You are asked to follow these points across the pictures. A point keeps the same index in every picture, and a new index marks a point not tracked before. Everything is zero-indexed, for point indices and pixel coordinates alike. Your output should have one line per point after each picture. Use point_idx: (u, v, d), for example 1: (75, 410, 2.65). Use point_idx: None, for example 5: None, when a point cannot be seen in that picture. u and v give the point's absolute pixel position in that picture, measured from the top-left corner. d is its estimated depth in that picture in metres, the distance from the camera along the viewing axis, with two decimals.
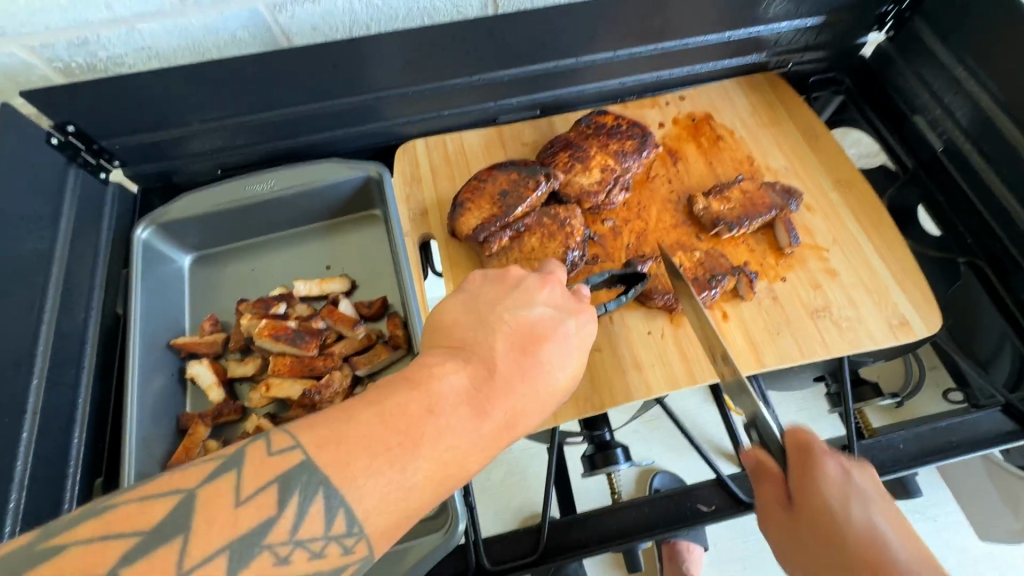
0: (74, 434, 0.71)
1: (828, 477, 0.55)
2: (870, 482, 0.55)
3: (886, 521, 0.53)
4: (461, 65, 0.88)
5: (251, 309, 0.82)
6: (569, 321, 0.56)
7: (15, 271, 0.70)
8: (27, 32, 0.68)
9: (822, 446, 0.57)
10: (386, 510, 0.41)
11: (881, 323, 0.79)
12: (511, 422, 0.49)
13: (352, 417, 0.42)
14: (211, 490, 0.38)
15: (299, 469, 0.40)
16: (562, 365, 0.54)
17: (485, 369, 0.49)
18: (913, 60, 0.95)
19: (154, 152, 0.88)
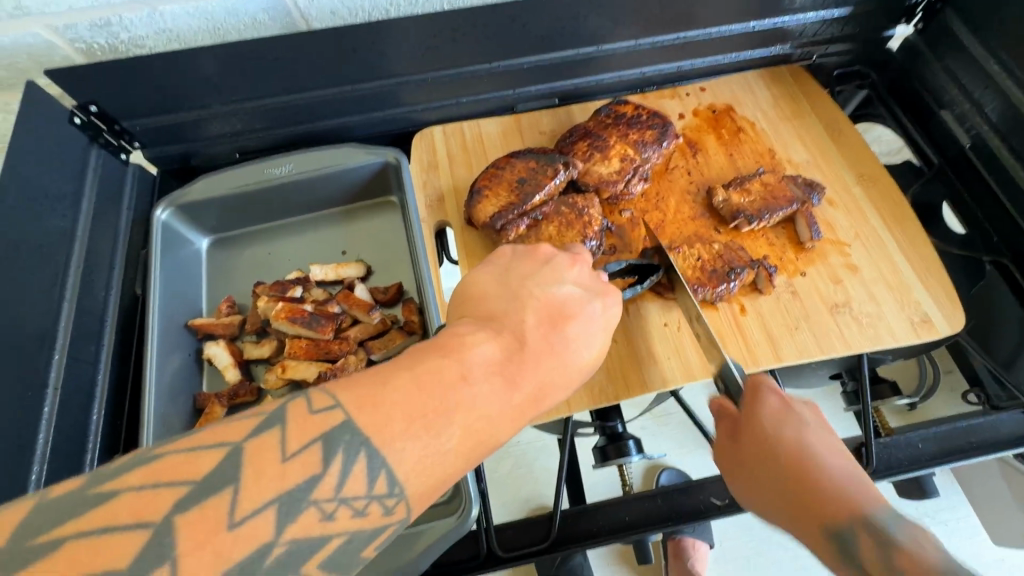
0: (93, 410, 0.72)
1: (769, 408, 0.60)
2: (809, 413, 0.60)
3: (819, 442, 0.58)
4: (481, 51, 0.87)
5: (268, 292, 0.82)
6: (593, 303, 0.56)
7: (38, 247, 0.71)
8: (51, 11, 0.69)
9: (768, 385, 0.61)
10: (425, 471, 0.42)
11: (903, 320, 0.77)
12: (539, 395, 0.49)
13: (389, 382, 0.42)
14: (255, 445, 0.39)
15: (342, 429, 0.40)
16: (587, 346, 0.53)
17: (516, 341, 0.49)
18: (943, 53, 0.93)
19: (175, 134, 0.88)
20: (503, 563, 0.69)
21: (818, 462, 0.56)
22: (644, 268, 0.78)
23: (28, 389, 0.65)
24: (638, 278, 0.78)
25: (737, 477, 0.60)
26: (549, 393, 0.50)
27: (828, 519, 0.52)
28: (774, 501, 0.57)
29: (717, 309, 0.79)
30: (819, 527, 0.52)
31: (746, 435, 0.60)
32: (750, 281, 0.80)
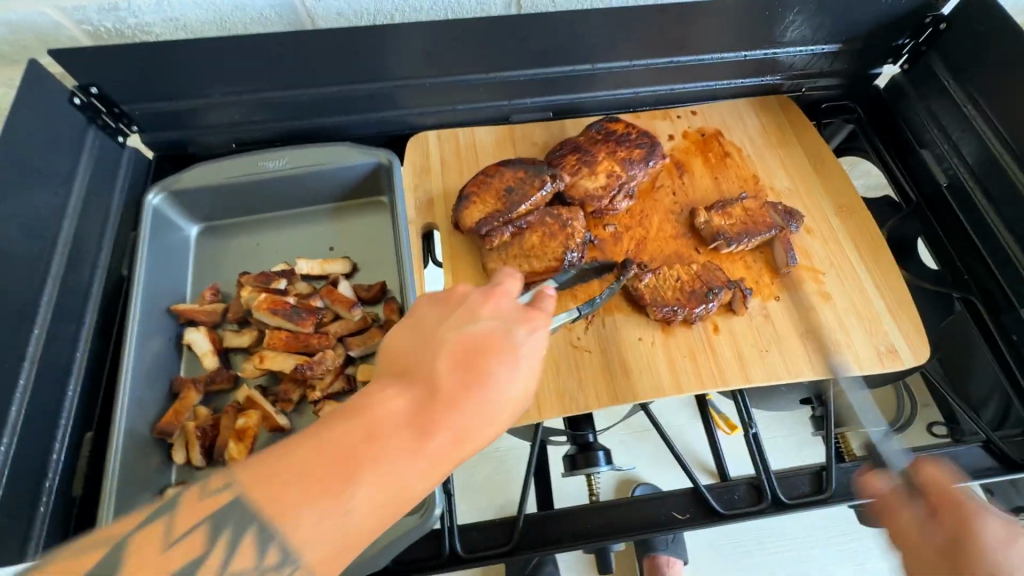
0: (69, 386, 0.72)
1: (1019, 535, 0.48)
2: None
3: None
4: (480, 61, 0.90)
5: (253, 282, 0.83)
6: (513, 335, 0.52)
7: (30, 223, 0.72)
8: None
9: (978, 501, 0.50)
10: (335, 535, 0.43)
11: (870, 350, 0.79)
12: (457, 444, 0.48)
13: (286, 453, 0.44)
14: (140, 538, 0.41)
15: (228, 510, 0.42)
16: (509, 379, 0.51)
17: (428, 390, 0.49)
18: (926, 95, 0.96)
19: (174, 121, 0.89)
20: (464, 563, 0.70)
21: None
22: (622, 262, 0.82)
23: (6, 362, 0.66)
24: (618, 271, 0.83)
25: None
26: (473, 431, 0.48)
27: None
28: None
29: (693, 328, 0.81)
30: None
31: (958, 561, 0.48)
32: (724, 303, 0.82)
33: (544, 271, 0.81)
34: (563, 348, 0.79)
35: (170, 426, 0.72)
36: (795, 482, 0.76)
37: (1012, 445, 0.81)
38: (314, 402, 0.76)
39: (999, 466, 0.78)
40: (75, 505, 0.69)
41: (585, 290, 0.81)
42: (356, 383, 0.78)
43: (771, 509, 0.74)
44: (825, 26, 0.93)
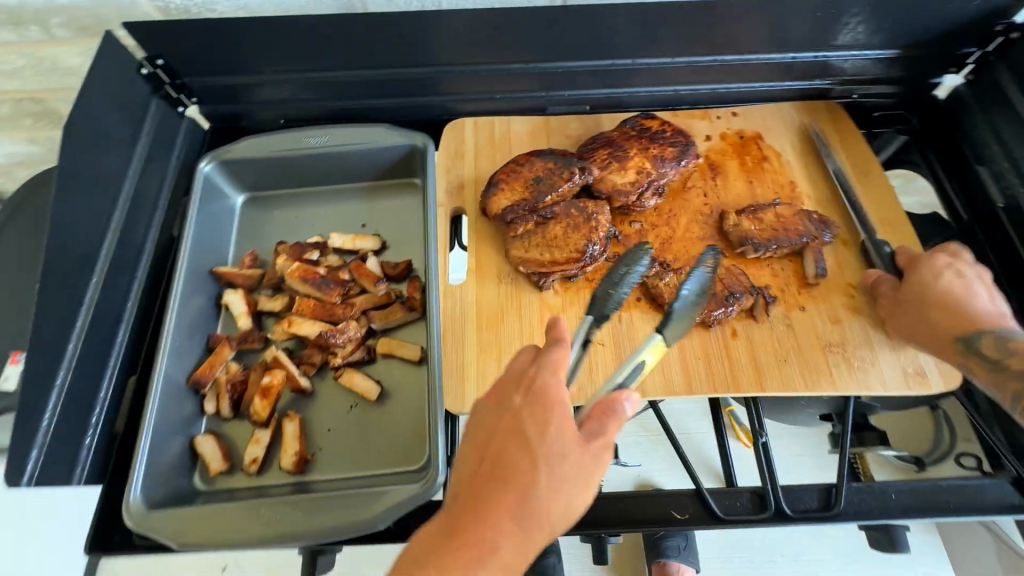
0: (119, 332, 0.79)
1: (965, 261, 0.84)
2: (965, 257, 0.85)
3: (953, 283, 0.75)
4: (520, 51, 0.91)
5: (288, 251, 0.88)
6: (539, 405, 0.55)
7: (98, 180, 0.78)
8: None
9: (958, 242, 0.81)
10: None
11: (896, 370, 0.76)
12: (514, 530, 0.50)
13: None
14: None
15: None
16: (557, 450, 0.53)
17: (460, 496, 0.52)
18: (989, 109, 0.91)
19: (230, 95, 0.96)
20: None
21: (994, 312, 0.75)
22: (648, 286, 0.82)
23: (67, 305, 0.73)
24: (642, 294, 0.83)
25: (903, 323, 0.76)
26: (533, 504, 0.51)
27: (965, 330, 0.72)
28: (928, 328, 0.74)
29: (710, 331, 0.80)
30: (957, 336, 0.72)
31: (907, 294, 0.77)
32: (744, 313, 0.81)
33: (566, 262, 0.80)
34: None
35: (204, 377, 0.78)
36: (801, 496, 0.75)
37: None
38: (336, 369, 0.80)
39: None
40: (116, 440, 0.76)
41: None
42: (376, 355, 0.82)
43: (774, 519, 0.73)
44: (880, 31, 0.90)
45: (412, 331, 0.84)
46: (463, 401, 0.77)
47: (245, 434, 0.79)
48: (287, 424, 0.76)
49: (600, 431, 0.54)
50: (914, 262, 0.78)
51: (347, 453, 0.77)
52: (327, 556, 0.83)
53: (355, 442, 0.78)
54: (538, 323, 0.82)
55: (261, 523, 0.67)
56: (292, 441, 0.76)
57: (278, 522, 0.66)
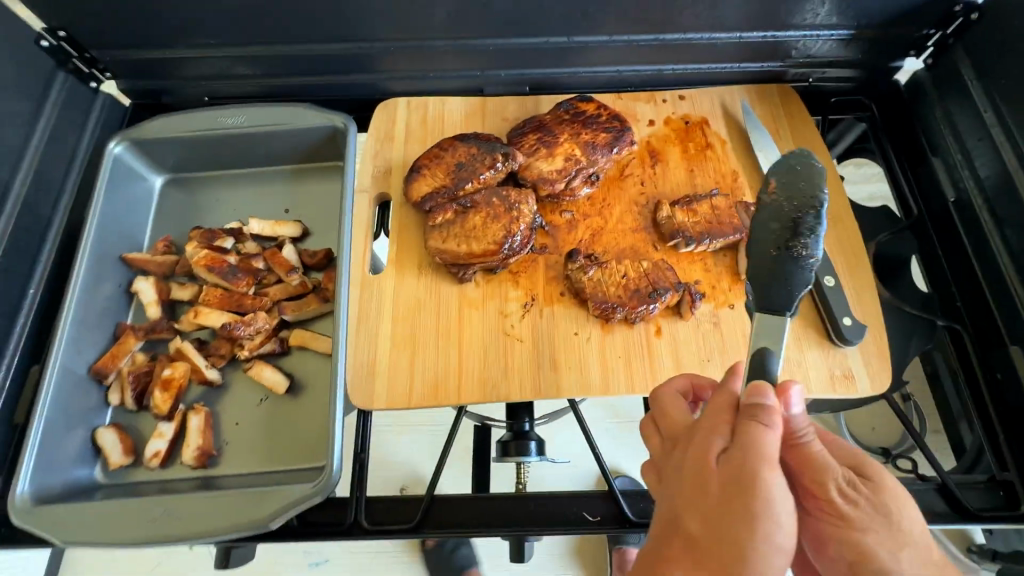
0: (20, 320, 0.76)
1: (884, 497, 0.54)
2: (896, 505, 0.53)
3: (861, 497, 0.54)
4: (448, 27, 0.86)
5: (200, 238, 0.83)
6: (693, 438, 0.53)
7: None
8: None
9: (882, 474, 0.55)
10: None
11: (822, 373, 0.73)
12: (701, 543, 0.49)
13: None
14: None
15: None
16: (711, 488, 0.49)
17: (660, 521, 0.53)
18: (945, 95, 0.86)
19: (147, 71, 0.91)
20: (366, 535, 0.71)
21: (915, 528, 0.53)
22: (571, 282, 0.79)
23: None
24: (565, 289, 0.79)
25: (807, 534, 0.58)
26: (714, 513, 0.48)
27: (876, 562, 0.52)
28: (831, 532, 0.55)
29: (633, 328, 0.77)
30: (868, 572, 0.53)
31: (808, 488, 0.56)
32: (671, 310, 0.77)
33: (482, 254, 0.77)
34: (496, 334, 0.77)
35: (106, 368, 0.75)
36: None
37: (970, 494, 0.72)
38: (245, 361, 0.77)
39: (952, 512, 0.71)
40: (18, 430, 0.74)
41: (528, 277, 0.80)
42: (288, 347, 0.79)
43: None
44: (832, 11, 0.83)
45: (328, 323, 0.81)
46: (373, 397, 0.74)
47: (150, 426, 0.76)
48: (190, 418, 0.74)
49: (750, 449, 0.48)
50: (801, 453, 0.55)
51: (253, 448, 0.75)
52: (243, 546, 0.82)
53: (263, 435, 0.76)
54: (455, 317, 0.78)
55: (148, 522, 0.65)
56: (195, 435, 0.73)
57: (174, 522, 0.64)
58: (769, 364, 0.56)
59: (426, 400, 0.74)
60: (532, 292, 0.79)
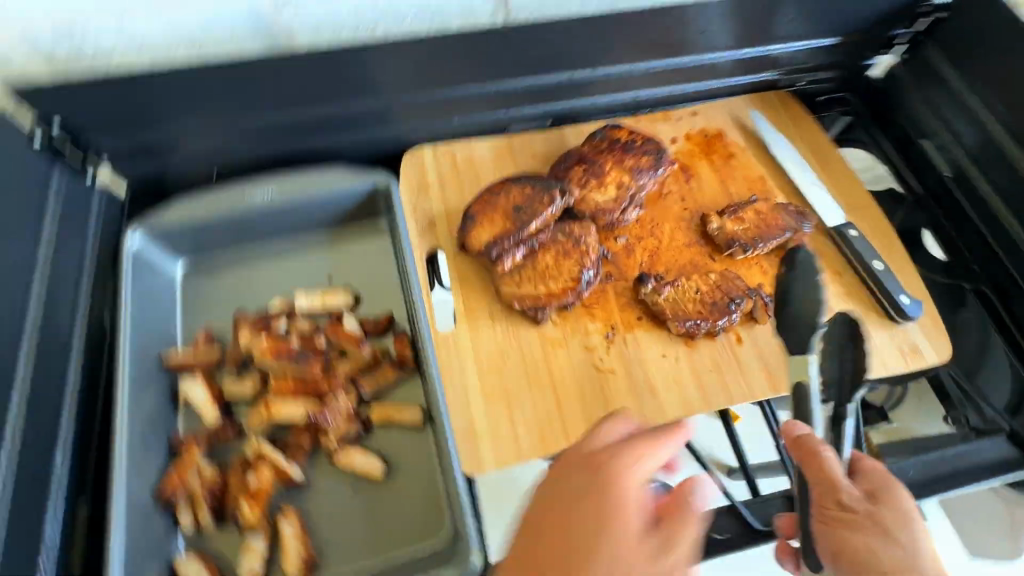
0: (56, 457, 0.65)
1: (887, 516, 0.60)
2: (894, 521, 0.59)
3: (879, 518, 0.59)
4: (475, 73, 0.88)
5: (251, 324, 0.76)
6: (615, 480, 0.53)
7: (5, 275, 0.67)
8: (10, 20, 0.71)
9: (897, 491, 0.62)
10: None
11: (893, 350, 0.79)
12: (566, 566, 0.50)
13: None
14: None
15: None
16: (608, 546, 0.51)
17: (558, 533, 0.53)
18: (922, 83, 0.96)
19: (147, 153, 0.84)
20: None
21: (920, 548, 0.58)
22: (648, 305, 0.79)
23: None
24: (642, 312, 0.80)
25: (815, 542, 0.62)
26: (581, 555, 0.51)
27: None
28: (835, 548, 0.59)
29: (716, 339, 0.79)
30: None
31: (823, 499, 0.61)
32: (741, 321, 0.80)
33: (562, 292, 0.76)
34: (587, 371, 0.76)
35: (175, 489, 0.67)
36: None
37: None
38: (330, 449, 0.71)
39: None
40: None
41: (603, 306, 0.80)
42: (371, 425, 0.74)
43: None
44: (812, 22, 0.94)
45: (408, 391, 0.76)
46: (481, 460, 0.71)
47: (234, 544, 0.68)
48: (282, 525, 0.67)
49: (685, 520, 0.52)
50: (813, 461, 0.60)
51: (357, 543, 0.69)
52: None
53: (366, 528, 0.70)
54: (542, 361, 0.76)
55: None
56: (293, 543, 0.66)
57: None
58: (806, 398, 0.66)
59: (534, 453, 0.72)
60: (610, 321, 0.79)
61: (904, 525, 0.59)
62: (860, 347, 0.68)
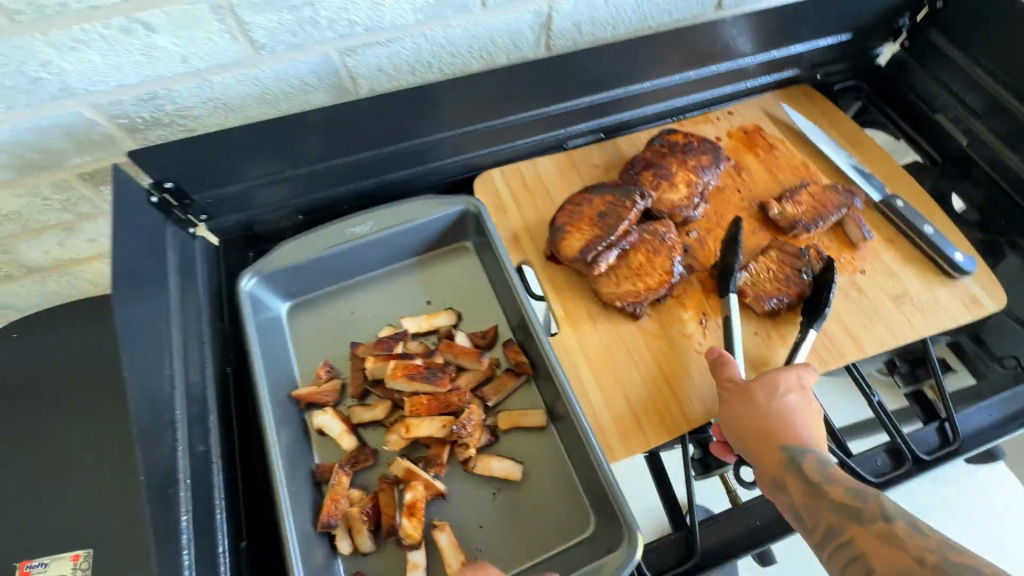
0: (217, 500, 0.68)
1: (756, 385, 0.73)
2: (762, 389, 0.72)
3: (758, 388, 0.72)
4: (532, 100, 0.96)
5: (372, 352, 0.80)
6: None
7: (153, 323, 0.69)
8: (97, 90, 0.78)
9: (784, 372, 0.74)
10: None
11: (957, 303, 0.86)
12: None
13: None
14: None
15: None
16: None
17: None
18: (929, 65, 1.07)
19: (238, 204, 0.89)
20: None
21: (800, 411, 0.72)
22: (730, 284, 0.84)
23: (167, 486, 0.61)
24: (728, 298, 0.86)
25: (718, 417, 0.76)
26: None
27: (764, 434, 0.70)
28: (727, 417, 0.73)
29: (789, 314, 0.86)
30: (752, 439, 0.71)
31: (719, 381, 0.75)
32: (817, 269, 0.86)
33: (658, 285, 0.83)
34: (690, 356, 0.82)
35: (334, 515, 0.70)
36: (923, 438, 0.83)
37: None
38: (468, 460, 0.75)
39: None
40: None
41: (692, 297, 0.86)
42: (498, 432, 0.78)
43: (916, 468, 0.80)
44: (826, 23, 1.03)
45: (525, 397, 0.81)
46: (612, 448, 0.76)
47: (395, 562, 0.71)
48: (438, 536, 0.70)
49: None
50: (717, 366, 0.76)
51: (511, 545, 0.72)
52: None
53: (516, 530, 0.73)
54: (646, 351, 0.82)
55: None
56: (451, 552, 0.69)
57: None
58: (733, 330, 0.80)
59: (659, 438, 0.76)
60: (702, 309, 0.85)
61: (766, 389, 0.72)
62: (824, 293, 0.82)
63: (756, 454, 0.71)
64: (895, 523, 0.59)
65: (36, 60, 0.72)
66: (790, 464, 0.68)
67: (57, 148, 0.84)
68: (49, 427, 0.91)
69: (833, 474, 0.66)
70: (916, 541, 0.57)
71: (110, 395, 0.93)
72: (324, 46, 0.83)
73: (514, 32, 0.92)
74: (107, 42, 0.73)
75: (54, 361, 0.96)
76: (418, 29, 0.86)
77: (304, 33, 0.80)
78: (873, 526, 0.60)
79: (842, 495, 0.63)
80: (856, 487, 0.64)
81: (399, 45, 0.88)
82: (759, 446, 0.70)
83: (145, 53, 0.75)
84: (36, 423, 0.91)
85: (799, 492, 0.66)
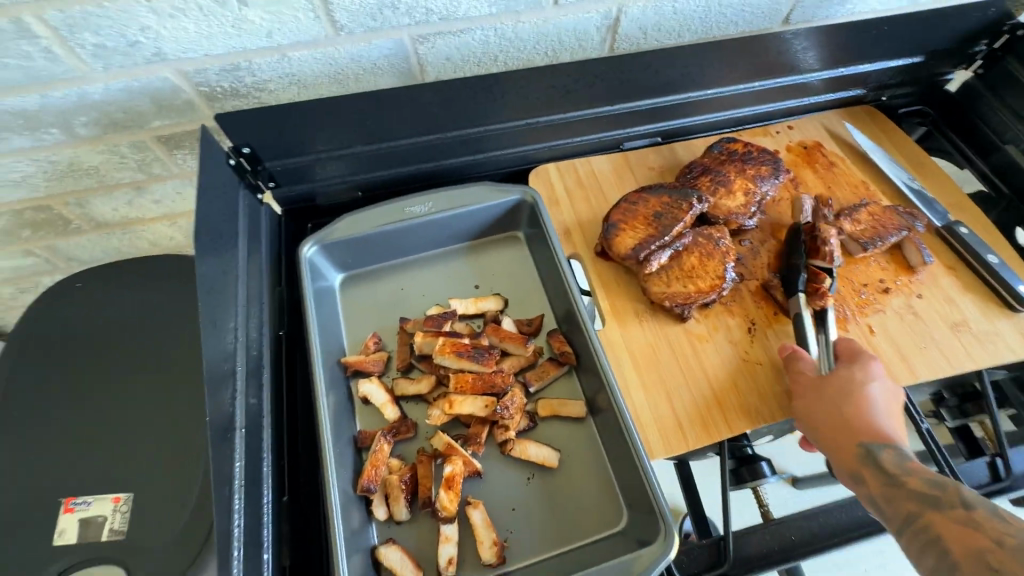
0: (265, 453, 0.71)
1: (834, 379, 0.73)
2: (840, 383, 0.73)
3: (836, 383, 0.73)
4: (595, 100, 0.98)
5: (421, 327, 0.82)
6: None
7: (223, 278, 0.73)
8: (186, 57, 0.81)
9: (863, 366, 0.74)
10: None
11: (1018, 336, 0.84)
12: None
13: None
14: None
15: None
16: None
17: None
18: (1003, 94, 1.05)
19: (303, 175, 0.93)
20: None
21: (879, 404, 0.71)
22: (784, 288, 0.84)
23: (224, 434, 0.64)
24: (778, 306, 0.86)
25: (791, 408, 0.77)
26: None
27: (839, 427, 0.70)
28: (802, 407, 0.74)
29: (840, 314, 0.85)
30: (827, 430, 0.71)
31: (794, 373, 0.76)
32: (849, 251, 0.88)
33: (709, 289, 0.82)
34: (736, 362, 0.81)
35: (373, 481, 0.72)
36: (972, 471, 0.81)
37: None
38: (506, 442, 0.76)
39: None
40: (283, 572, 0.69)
41: (740, 304, 0.86)
42: (537, 419, 0.79)
43: None
44: (900, 44, 1.02)
45: (566, 386, 0.82)
46: (653, 446, 0.75)
47: (428, 533, 0.72)
48: (473, 514, 0.71)
49: None
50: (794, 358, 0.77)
51: (541, 530, 0.72)
52: None
53: (548, 515, 0.73)
54: (694, 353, 0.82)
55: None
56: (484, 529, 0.70)
57: None
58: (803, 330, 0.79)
59: (699, 440, 0.76)
60: (750, 317, 0.85)
61: (845, 383, 0.73)
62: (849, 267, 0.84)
63: (830, 444, 0.71)
64: (974, 510, 0.61)
65: (136, 25, 0.75)
66: (867, 456, 0.69)
67: (140, 110, 0.88)
68: (51, 426, 0.85)
69: (912, 466, 0.66)
70: (995, 525, 0.59)
71: (112, 394, 0.88)
72: (399, 31, 0.86)
73: (580, 31, 0.94)
74: (203, 12, 0.76)
75: (67, 345, 0.92)
76: (490, 21, 0.89)
77: (383, 18, 0.83)
78: (953, 512, 0.62)
79: (923, 486, 0.65)
80: (934, 478, 0.65)
81: (469, 36, 0.90)
82: (835, 437, 0.71)
83: (236, 25, 0.79)
84: (36, 422, 0.86)
85: (877, 483, 0.67)
